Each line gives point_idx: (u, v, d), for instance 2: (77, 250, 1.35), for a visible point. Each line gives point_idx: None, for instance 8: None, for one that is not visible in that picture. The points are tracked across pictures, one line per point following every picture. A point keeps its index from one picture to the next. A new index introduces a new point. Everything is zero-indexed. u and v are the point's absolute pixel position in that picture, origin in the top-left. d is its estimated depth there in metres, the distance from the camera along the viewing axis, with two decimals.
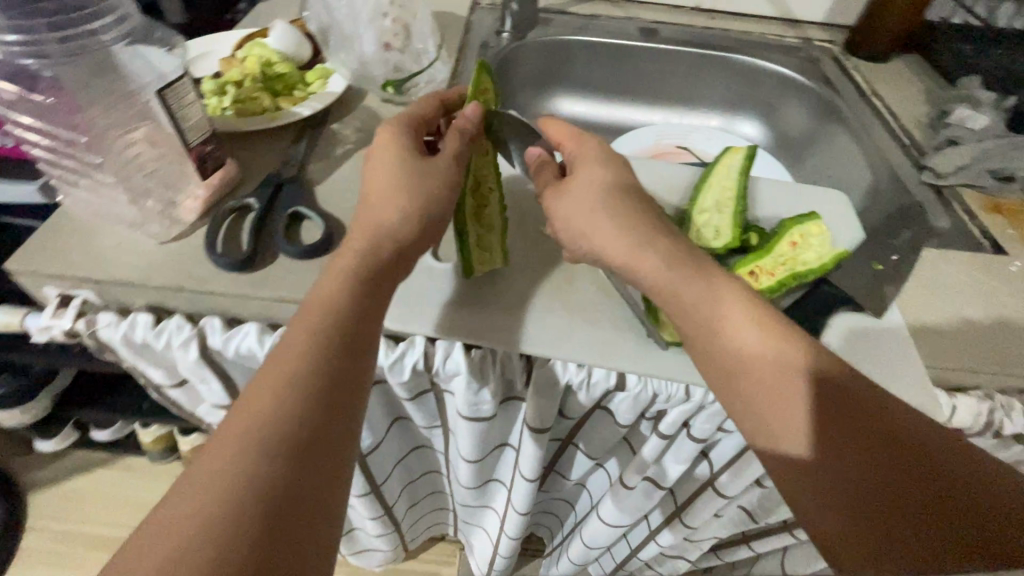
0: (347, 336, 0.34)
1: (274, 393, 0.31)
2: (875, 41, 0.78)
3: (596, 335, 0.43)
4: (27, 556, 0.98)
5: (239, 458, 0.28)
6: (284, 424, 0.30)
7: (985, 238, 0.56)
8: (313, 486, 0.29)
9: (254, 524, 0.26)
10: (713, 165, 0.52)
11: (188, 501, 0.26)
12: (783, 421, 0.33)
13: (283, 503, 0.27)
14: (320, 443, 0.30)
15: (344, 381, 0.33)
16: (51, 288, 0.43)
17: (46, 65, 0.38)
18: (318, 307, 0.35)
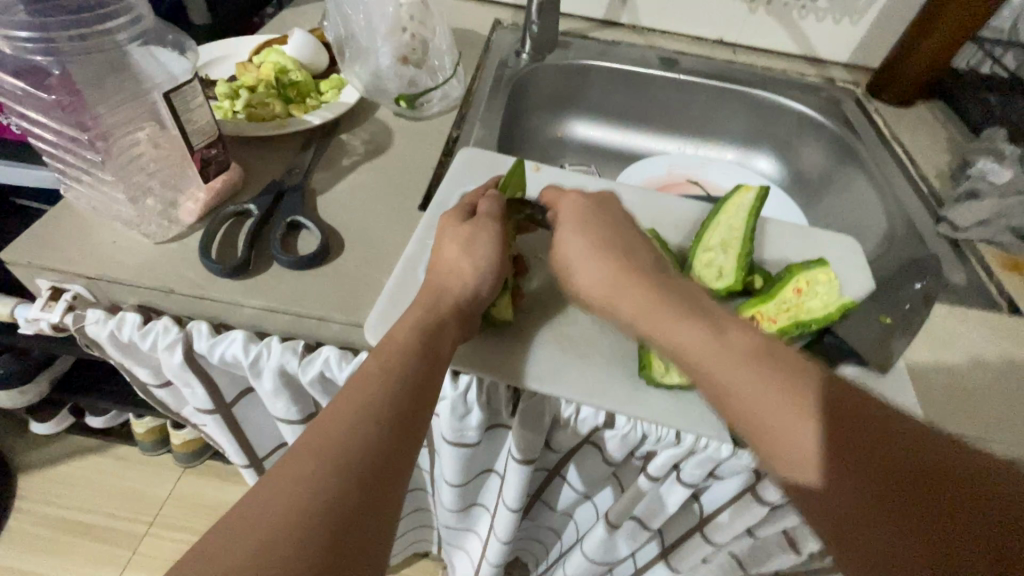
0: (417, 371, 0.34)
1: (337, 426, 0.30)
2: (899, 87, 0.77)
3: (587, 372, 0.42)
4: (11, 536, 0.97)
5: (309, 475, 0.27)
6: (352, 445, 0.29)
7: (1002, 297, 0.54)
8: (372, 527, 0.28)
9: (315, 540, 0.25)
10: (721, 204, 0.51)
11: (257, 514, 0.25)
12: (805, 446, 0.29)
13: (342, 536, 0.26)
14: (381, 483, 0.29)
15: (413, 419, 0.32)
16: (43, 280, 0.43)
17: (54, 61, 0.38)
18: (405, 344, 0.35)
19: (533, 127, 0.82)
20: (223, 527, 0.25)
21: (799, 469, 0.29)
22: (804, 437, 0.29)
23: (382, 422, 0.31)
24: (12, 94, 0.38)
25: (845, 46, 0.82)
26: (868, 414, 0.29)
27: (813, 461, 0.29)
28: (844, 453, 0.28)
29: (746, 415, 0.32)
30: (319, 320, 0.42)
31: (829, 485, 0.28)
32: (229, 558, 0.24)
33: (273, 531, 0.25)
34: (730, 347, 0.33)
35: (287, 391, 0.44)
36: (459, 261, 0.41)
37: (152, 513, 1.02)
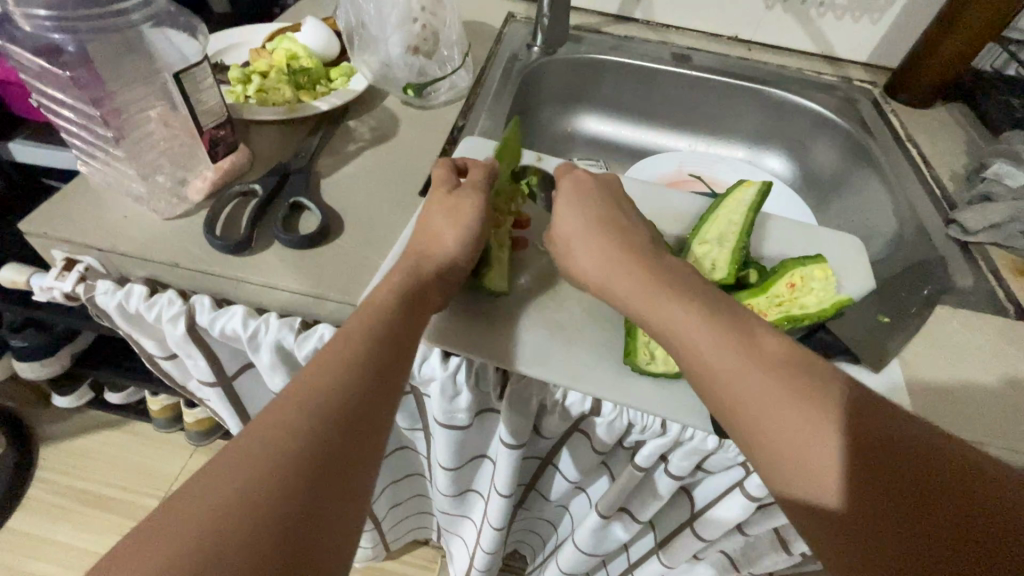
0: (395, 329, 0.36)
1: (304, 401, 0.30)
2: (918, 87, 0.75)
3: (574, 358, 0.42)
4: (30, 503, 1.02)
5: (294, 422, 0.28)
6: (333, 395, 0.30)
7: (1009, 302, 0.52)
8: (355, 468, 0.29)
9: (298, 480, 0.27)
10: (721, 197, 0.51)
11: (245, 457, 0.27)
12: (788, 430, 0.29)
13: (325, 475, 0.28)
14: (347, 456, 0.29)
15: (391, 373, 0.34)
16: (58, 251, 0.45)
17: (73, 40, 0.40)
18: (383, 306, 0.37)
19: (542, 121, 0.82)
20: (185, 500, 0.25)
21: (821, 487, 0.28)
22: (821, 452, 0.28)
23: (347, 397, 0.31)
24: (34, 72, 0.40)
25: (864, 46, 0.80)
26: (884, 428, 0.28)
27: (836, 480, 0.28)
28: (866, 470, 0.27)
29: (750, 424, 0.31)
30: (316, 299, 0.44)
31: (854, 504, 0.27)
32: (218, 495, 0.25)
33: (237, 506, 0.25)
34: (731, 354, 0.33)
35: (283, 366, 0.46)
36: (446, 234, 0.42)
37: (164, 488, 1.06)
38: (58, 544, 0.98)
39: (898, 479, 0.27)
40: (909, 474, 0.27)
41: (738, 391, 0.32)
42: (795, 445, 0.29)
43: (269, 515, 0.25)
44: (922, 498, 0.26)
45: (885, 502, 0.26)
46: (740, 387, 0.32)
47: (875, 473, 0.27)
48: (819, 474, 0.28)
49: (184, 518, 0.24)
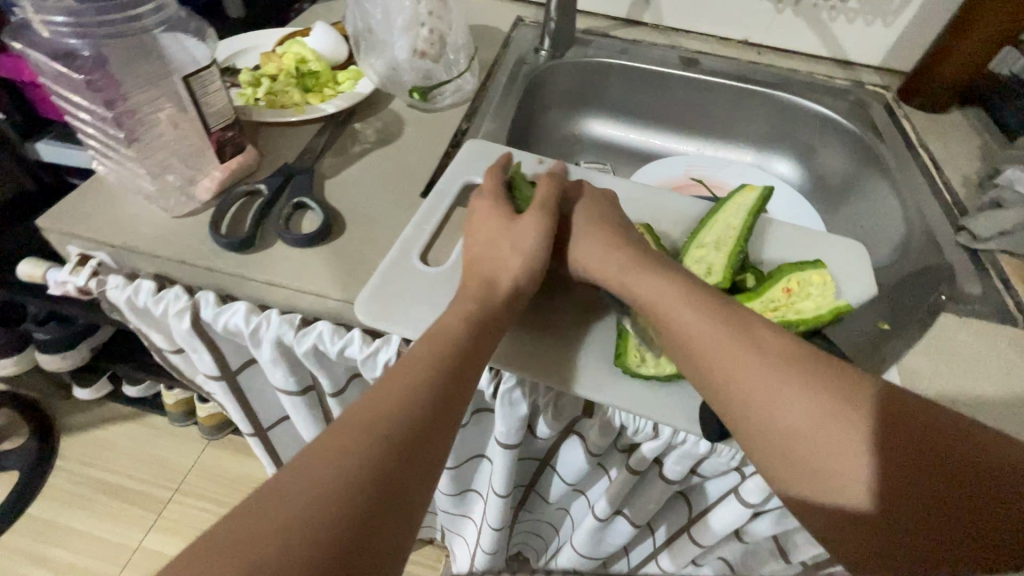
0: (457, 350, 0.36)
1: (375, 416, 0.31)
2: (932, 91, 0.73)
3: (566, 359, 0.43)
4: (50, 492, 1.05)
5: (358, 449, 0.29)
6: (398, 421, 0.31)
7: (1017, 312, 0.51)
8: (415, 491, 0.30)
9: (360, 502, 0.27)
10: (721, 201, 0.51)
11: (314, 482, 0.27)
12: (831, 451, 0.29)
13: (383, 496, 0.28)
14: (410, 475, 0.30)
15: (452, 393, 0.34)
16: (73, 247, 0.47)
17: (88, 44, 0.41)
18: (450, 329, 0.37)
19: (548, 123, 0.82)
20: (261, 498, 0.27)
21: (850, 489, 0.28)
22: (846, 463, 0.29)
23: (416, 416, 0.32)
24: (52, 75, 0.42)
25: (878, 49, 0.79)
26: (908, 424, 0.29)
27: (864, 478, 0.28)
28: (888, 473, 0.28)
29: (768, 430, 0.31)
30: (316, 297, 0.45)
31: (887, 506, 0.28)
32: (286, 518, 0.26)
33: (309, 511, 0.26)
34: (746, 358, 0.33)
35: (284, 362, 0.47)
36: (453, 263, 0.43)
37: (177, 481, 1.08)
38: (75, 532, 1.01)
39: (931, 474, 0.27)
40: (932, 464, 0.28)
41: (750, 401, 0.32)
42: (813, 455, 0.29)
43: (331, 537, 0.25)
44: (950, 486, 0.27)
45: (917, 495, 0.27)
46: (745, 386, 0.32)
47: (902, 470, 0.28)
48: (852, 494, 0.28)
49: (255, 538, 0.25)
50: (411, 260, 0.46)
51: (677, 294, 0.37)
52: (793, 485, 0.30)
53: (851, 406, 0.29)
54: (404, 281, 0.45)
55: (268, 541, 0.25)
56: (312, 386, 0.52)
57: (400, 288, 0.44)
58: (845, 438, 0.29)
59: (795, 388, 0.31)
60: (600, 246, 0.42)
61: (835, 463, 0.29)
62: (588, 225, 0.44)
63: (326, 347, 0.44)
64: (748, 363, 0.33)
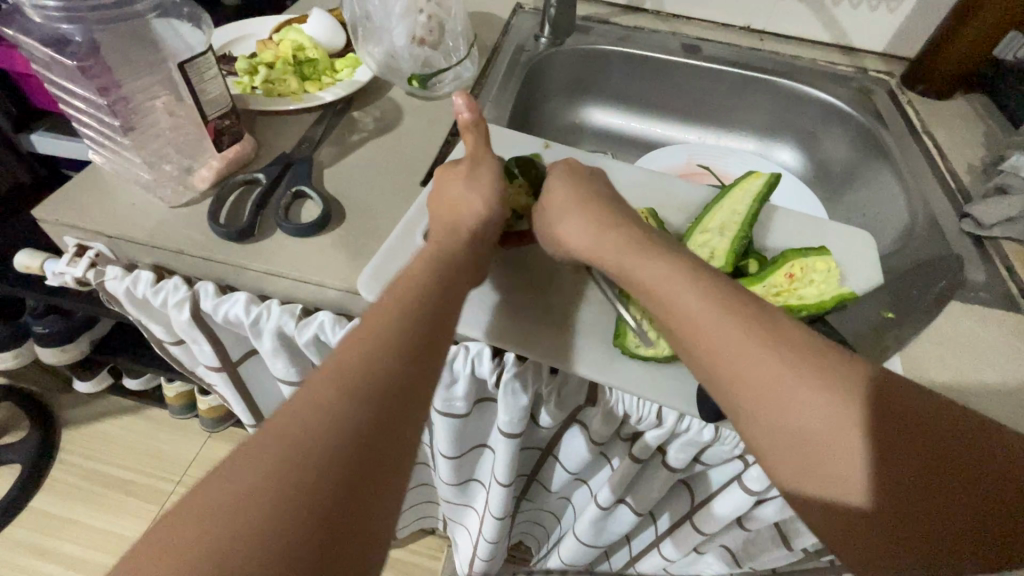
0: (432, 305, 0.34)
1: (325, 397, 0.28)
2: (936, 77, 0.72)
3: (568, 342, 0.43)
4: (53, 485, 1.05)
5: (327, 406, 0.27)
6: (370, 375, 0.29)
7: (1022, 298, 0.51)
8: (391, 449, 0.28)
9: (331, 461, 0.26)
10: (727, 187, 0.51)
11: (283, 438, 0.26)
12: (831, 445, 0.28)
13: (357, 456, 0.27)
14: (372, 464, 0.27)
15: (428, 347, 0.32)
16: (70, 238, 0.47)
17: (80, 30, 0.41)
18: (422, 285, 0.35)
19: (548, 112, 0.81)
20: (201, 492, 0.25)
21: (847, 481, 0.28)
22: (842, 453, 0.28)
23: (372, 391, 0.29)
24: (45, 61, 0.42)
25: (881, 35, 0.78)
26: (903, 418, 0.28)
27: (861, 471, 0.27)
28: (885, 474, 0.27)
29: (755, 400, 0.30)
30: (316, 286, 0.45)
31: (883, 500, 0.27)
32: (253, 476, 0.25)
33: (258, 511, 0.24)
34: (741, 339, 0.31)
35: (285, 352, 0.47)
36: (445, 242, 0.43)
37: (180, 473, 1.08)
38: (79, 524, 1.02)
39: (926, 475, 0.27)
40: (930, 463, 0.27)
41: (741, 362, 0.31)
42: (802, 446, 0.28)
43: (301, 497, 0.25)
44: (946, 488, 0.27)
45: (911, 492, 0.27)
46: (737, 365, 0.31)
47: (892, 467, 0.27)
48: (852, 495, 0.28)
49: (225, 495, 0.24)
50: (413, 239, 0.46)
51: (663, 275, 0.36)
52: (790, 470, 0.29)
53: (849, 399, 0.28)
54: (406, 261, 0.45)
55: (237, 499, 0.24)
56: None
57: (401, 267, 0.44)
58: (848, 429, 0.28)
59: (797, 372, 0.29)
60: (595, 226, 0.41)
61: (835, 462, 0.28)
62: (578, 207, 0.43)
63: (325, 335, 0.43)
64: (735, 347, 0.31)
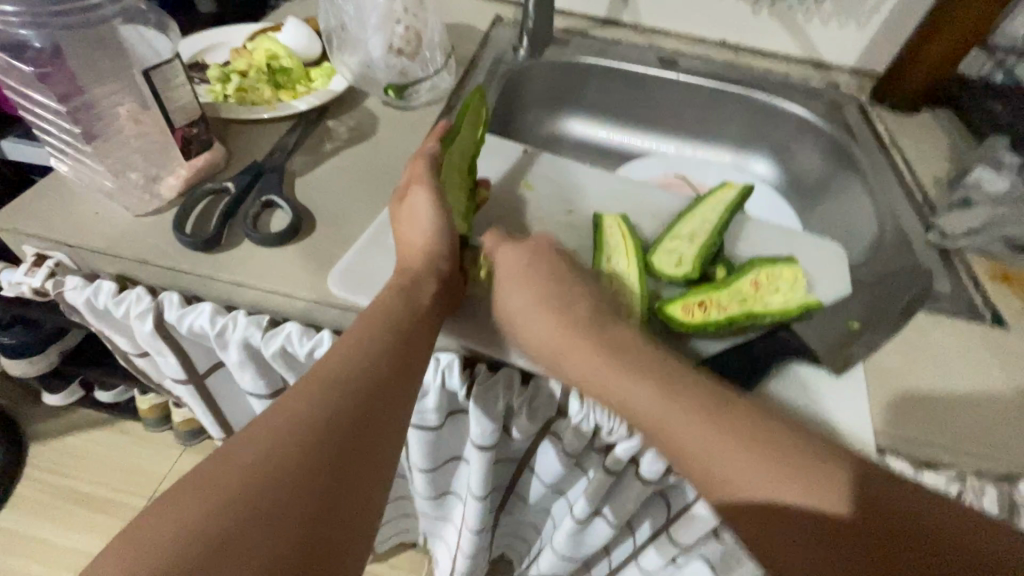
0: (408, 317, 0.38)
1: (307, 402, 0.30)
2: (903, 93, 0.74)
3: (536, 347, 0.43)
4: (18, 501, 1.01)
5: (315, 403, 0.30)
6: (353, 378, 0.32)
7: (986, 308, 0.52)
8: (376, 443, 0.31)
9: (322, 448, 0.29)
10: (699, 197, 0.52)
11: (273, 431, 0.28)
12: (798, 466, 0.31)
13: (345, 446, 0.29)
14: (354, 465, 0.29)
15: (404, 355, 0.36)
16: (30, 247, 0.46)
17: (42, 36, 0.40)
18: (394, 298, 0.39)
19: (526, 123, 0.82)
20: (177, 491, 0.26)
21: (812, 496, 0.30)
22: (815, 475, 0.31)
23: (355, 390, 0.32)
24: (4, 67, 0.41)
25: (851, 52, 0.80)
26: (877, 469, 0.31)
27: (824, 489, 0.30)
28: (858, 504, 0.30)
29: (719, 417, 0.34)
30: (283, 297, 0.44)
31: (859, 526, 0.29)
32: (247, 459, 0.27)
33: (246, 503, 0.25)
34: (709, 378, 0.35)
35: (252, 364, 0.46)
36: (407, 239, 0.44)
37: (152, 488, 1.05)
38: (45, 543, 0.98)
39: (902, 515, 0.29)
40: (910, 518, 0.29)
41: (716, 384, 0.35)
42: (764, 474, 0.31)
43: (295, 478, 0.27)
44: (919, 530, 0.29)
45: (891, 532, 0.29)
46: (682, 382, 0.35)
47: (851, 491, 0.30)
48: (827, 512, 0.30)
49: (220, 477, 0.26)
50: (372, 237, 0.47)
51: None
52: (752, 489, 0.31)
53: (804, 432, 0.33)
54: (367, 260, 0.45)
55: (233, 479, 0.26)
56: (283, 389, 0.51)
57: (362, 266, 0.45)
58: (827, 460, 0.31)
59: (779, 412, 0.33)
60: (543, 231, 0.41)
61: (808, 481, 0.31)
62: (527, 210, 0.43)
63: (292, 346, 0.43)
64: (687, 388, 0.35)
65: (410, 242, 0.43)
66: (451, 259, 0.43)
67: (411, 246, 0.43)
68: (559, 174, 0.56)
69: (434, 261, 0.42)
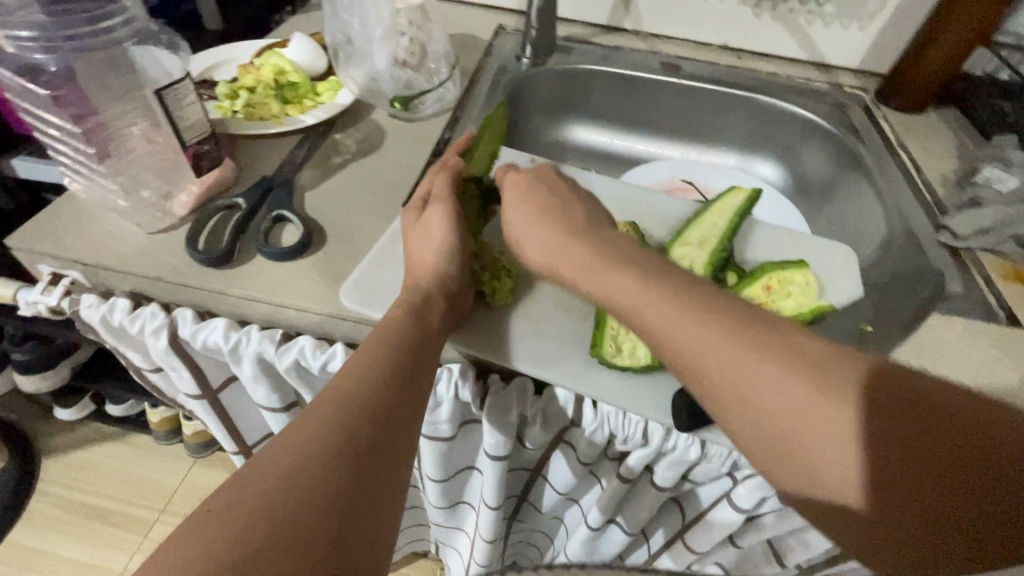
0: (419, 332, 0.38)
1: (325, 420, 0.30)
2: (908, 93, 0.74)
3: (548, 352, 0.43)
4: (32, 517, 1.02)
5: (334, 420, 0.31)
6: (369, 394, 0.33)
7: (1000, 308, 0.52)
8: (392, 460, 0.32)
9: (341, 466, 0.29)
10: (709, 203, 0.52)
11: (293, 449, 0.29)
12: (807, 446, 0.28)
13: (362, 463, 0.30)
14: (372, 482, 0.30)
15: (416, 372, 0.36)
16: (45, 266, 0.46)
17: (56, 59, 0.41)
18: (406, 313, 0.39)
19: (531, 131, 0.82)
20: (201, 514, 0.26)
21: (848, 486, 0.27)
22: (828, 451, 0.28)
23: (371, 407, 0.32)
24: (19, 90, 0.41)
25: (854, 52, 0.80)
26: (914, 430, 0.26)
27: (859, 482, 0.27)
28: (885, 475, 0.27)
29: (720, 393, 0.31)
30: (296, 311, 0.44)
31: (884, 504, 0.27)
32: (270, 479, 0.27)
33: (269, 523, 0.26)
34: (706, 349, 0.31)
35: (266, 379, 0.46)
36: (421, 254, 0.44)
37: (165, 501, 1.06)
38: (58, 558, 0.98)
39: (942, 484, 0.26)
40: (946, 483, 0.26)
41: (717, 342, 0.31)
42: (774, 453, 0.29)
43: (317, 497, 0.27)
44: (960, 501, 0.26)
45: (924, 506, 0.26)
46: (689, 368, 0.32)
47: (898, 481, 0.27)
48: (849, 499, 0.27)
49: (243, 498, 0.26)
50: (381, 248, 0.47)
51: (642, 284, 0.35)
52: (778, 475, 0.30)
53: (853, 413, 0.27)
54: (377, 270, 0.46)
55: (255, 500, 0.26)
56: (296, 402, 0.51)
57: (373, 276, 0.45)
58: (850, 432, 0.27)
59: (784, 374, 0.29)
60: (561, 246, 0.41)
61: (822, 456, 0.28)
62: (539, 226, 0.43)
63: (305, 360, 0.43)
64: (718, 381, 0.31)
65: (423, 257, 0.44)
66: (460, 274, 0.44)
67: (424, 262, 0.43)
68: (567, 180, 0.56)
69: (446, 278, 0.42)
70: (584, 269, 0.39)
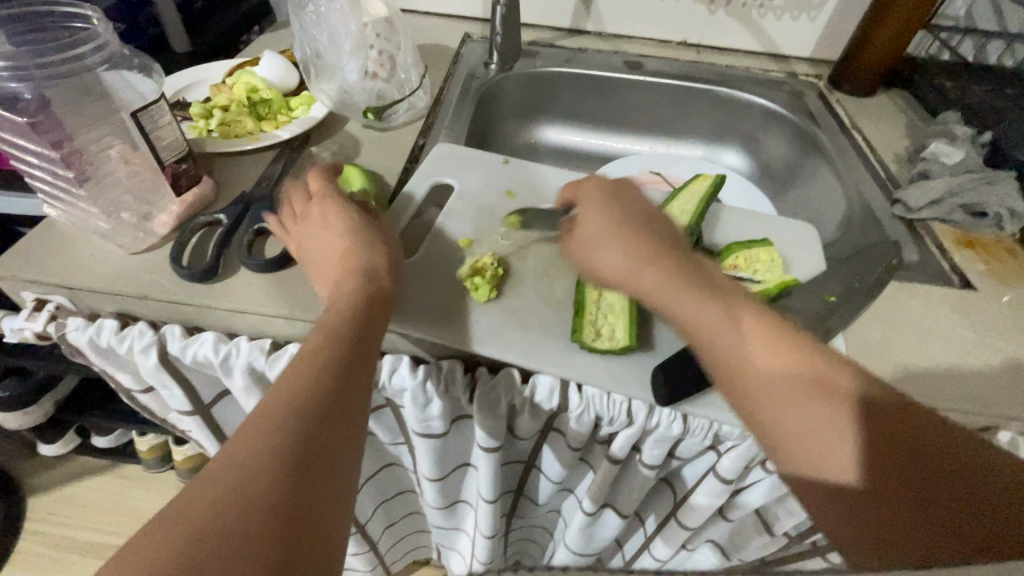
0: (355, 329, 0.39)
1: (267, 428, 0.31)
2: (858, 78, 0.78)
3: (526, 338, 0.46)
4: (21, 557, 0.99)
5: (274, 426, 0.31)
6: (309, 396, 0.33)
7: (954, 274, 0.55)
8: (339, 455, 0.32)
9: (286, 467, 0.29)
10: (676, 190, 0.54)
11: (236, 459, 0.29)
12: (799, 421, 0.31)
13: (307, 461, 0.30)
14: (319, 478, 0.30)
15: (356, 368, 0.37)
16: (28, 293, 0.46)
17: (29, 87, 0.41)
18: (342, 314, 0.39)
19: (503, 135, 0.84)
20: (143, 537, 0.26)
21: (833, 462, 0.30)
22: (817, 422, 0.31)
23: (312, 407, 0.33)
24: None
25: (806, 42, 0.83)
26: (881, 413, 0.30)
27: (845, 453, 0.30)
28: (867, 446, 0.30)
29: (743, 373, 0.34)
30: (284, 320, 0.45)
31: (869, 482, 0.29)
32: (213, 492, 0.27)
33: (213, 531, 0.25)
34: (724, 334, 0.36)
35: (257, 389, 0.47)
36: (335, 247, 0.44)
37: None
38: None
39: (911, 459, 0.29)
40: (916, 455, 0.29)
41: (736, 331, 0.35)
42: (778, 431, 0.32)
43: (264, 500, 0.27)
44: (933, 476, 0.28)
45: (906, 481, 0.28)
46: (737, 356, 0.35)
47: (874, 455, 0.29)
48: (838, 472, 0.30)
49: (186, 513, 0.26)
50: None
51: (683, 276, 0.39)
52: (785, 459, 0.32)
53: (834, 395, 0.31)
54: None
55: (199, 513, 0.26)
56: None
57: None
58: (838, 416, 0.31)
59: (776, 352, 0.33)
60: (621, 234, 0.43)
61: (811, 429, 0.31)
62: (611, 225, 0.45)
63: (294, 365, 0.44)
64: (753, 338, 0.34)
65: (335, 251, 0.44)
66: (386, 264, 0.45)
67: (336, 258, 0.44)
68: (539, 178, 0.58)
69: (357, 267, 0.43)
70: (647, 274, 0.41)
